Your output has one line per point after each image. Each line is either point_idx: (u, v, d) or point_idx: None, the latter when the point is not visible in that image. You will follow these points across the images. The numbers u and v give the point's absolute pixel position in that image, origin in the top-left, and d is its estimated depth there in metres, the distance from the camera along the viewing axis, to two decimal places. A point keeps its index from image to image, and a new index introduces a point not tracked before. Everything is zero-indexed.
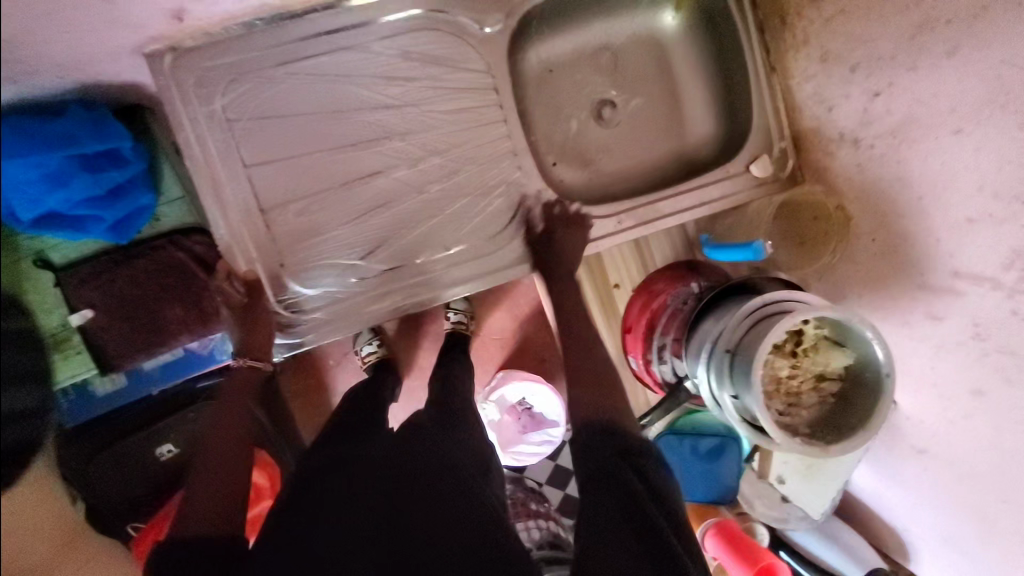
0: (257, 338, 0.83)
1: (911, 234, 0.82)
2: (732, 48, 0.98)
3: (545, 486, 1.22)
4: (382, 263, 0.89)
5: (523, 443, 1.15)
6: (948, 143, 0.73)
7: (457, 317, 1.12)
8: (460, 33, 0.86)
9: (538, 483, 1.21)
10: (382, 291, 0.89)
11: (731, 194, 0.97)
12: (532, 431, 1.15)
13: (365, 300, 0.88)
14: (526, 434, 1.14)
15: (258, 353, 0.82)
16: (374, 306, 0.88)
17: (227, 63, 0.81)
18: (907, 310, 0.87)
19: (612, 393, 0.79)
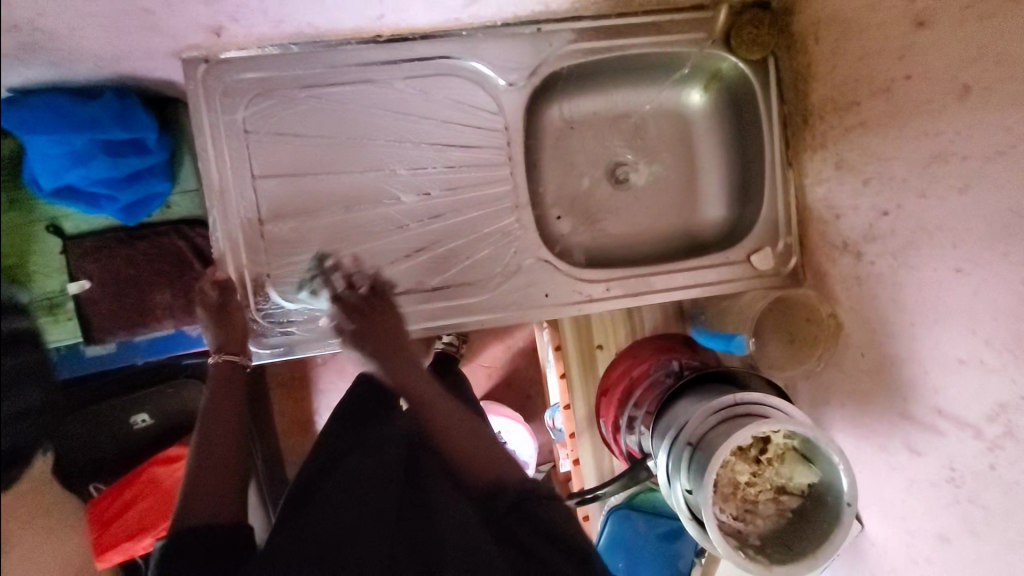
0: (231, 332, 0.83)
1: (900, 360, 0.79)
2: (754, 137, 0.97)
3: None
4: None
5: None
6: (947, 279, 0.70)
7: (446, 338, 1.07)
8: (480, 82, 0.88)
9: None
10: None
11: (727, 281, 0.96)
12: None
13: None
14: None
15: (234, 348, 0.83)
16: None
17: (254, 77, 0.84)
18: (887, 435, 0.83)
19: None
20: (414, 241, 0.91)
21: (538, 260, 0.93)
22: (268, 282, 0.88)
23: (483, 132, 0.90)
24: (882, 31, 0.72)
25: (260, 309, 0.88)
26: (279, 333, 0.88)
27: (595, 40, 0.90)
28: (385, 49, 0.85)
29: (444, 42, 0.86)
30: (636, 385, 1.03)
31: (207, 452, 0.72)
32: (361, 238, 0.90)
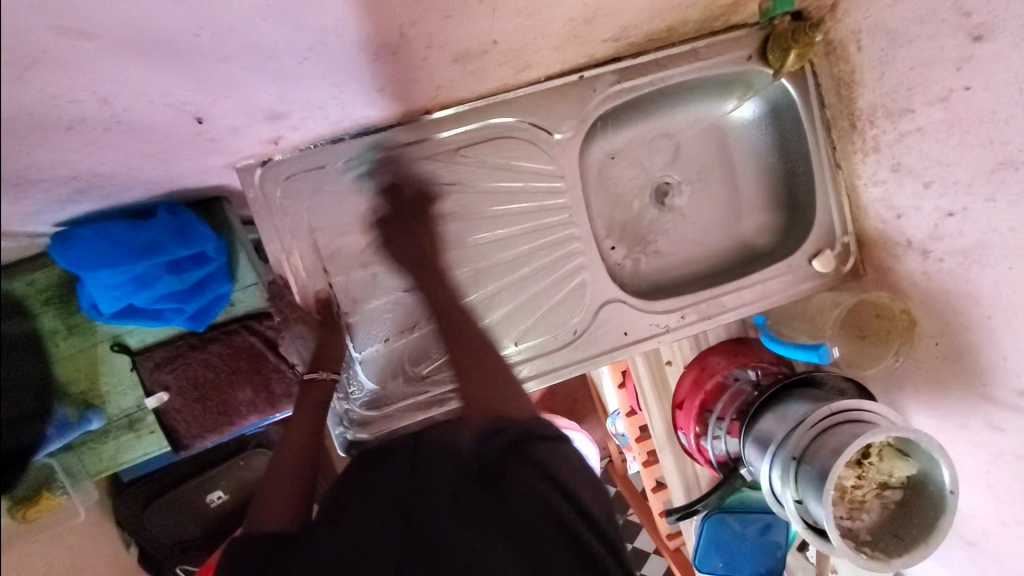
0: (331, 355, 0.86)
1: (976, 349, 0.83)
2: (796, 143, 0.99)
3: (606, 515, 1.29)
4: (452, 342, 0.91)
5: None
6: (1022, 275, 0.73)
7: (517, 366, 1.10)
8: (533, 140, 0.88)
9: None
10: (449, 361, 0.91)
11: (791, 290, 1.00)
12: None
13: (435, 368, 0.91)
14: None
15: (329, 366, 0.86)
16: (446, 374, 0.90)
17: (312, 173, 0.83)
18: (968, 414, 0.88)
19: None
20: (492, 304, 0.91)
21: (609, 300, 0.95)
22: (360, 369, 0.89)
23: (543, 187, 0.91)
24: (936, 41, 0.73)
25: (354, 397, 0.89)
26: (379, 418, 0.89)
27: (636, 77, 0.90)
28: (435, 123, 0.85)
29: (492, 106, 0.86)
30: (712, 395, 1.08)
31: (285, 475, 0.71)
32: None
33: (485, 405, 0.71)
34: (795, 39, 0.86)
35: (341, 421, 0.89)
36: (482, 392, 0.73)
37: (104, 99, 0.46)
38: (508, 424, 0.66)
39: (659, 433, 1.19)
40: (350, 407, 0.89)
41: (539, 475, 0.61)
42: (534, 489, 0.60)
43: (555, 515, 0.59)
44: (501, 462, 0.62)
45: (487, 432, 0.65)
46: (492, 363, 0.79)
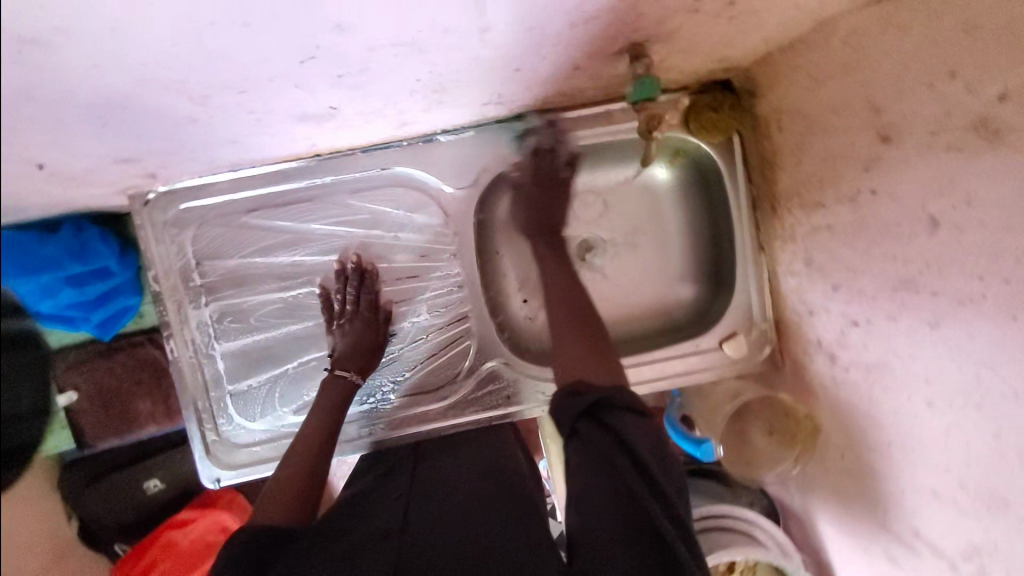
0: (365, 355, 0.85)
1: (875, 474, 0.74)
2: (722, 215, 0.92)
3: None
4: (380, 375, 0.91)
5: None
6: (919, 408, 0.64)
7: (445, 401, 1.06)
8: (426, 191, 0.86)
9: None
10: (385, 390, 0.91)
11: (697, 371, 0.93)
12: None
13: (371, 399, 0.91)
14: None
15: (346, 363, 0.84)
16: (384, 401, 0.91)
17: (202, 205, 0.84)
18: (868, 540, 0.79)
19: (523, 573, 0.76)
20: None
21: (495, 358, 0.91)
22: (230, 402, 0.87)
23: (438, 240, 0.88)
24: (847, 135, 0.65)
25: (221, 430, 0.87)
26: (242, 454, 0.87)
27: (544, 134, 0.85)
28: (324, 165, 0.83)
29: (387, 152, 0.83)
30: None
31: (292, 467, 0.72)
32: (318, 355, 0.88)
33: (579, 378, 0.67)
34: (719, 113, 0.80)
35: (206, 453, 0.86)
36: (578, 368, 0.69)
37: None
38: (584, 388, 0.63)
39: None
40: (217, 439, 0.87)
41: (607, 464, 0.55)
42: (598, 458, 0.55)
43: (627, 488, 0.53)
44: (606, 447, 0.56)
45: (563, 394, 0.63)
46: (600, 344, 0.75)
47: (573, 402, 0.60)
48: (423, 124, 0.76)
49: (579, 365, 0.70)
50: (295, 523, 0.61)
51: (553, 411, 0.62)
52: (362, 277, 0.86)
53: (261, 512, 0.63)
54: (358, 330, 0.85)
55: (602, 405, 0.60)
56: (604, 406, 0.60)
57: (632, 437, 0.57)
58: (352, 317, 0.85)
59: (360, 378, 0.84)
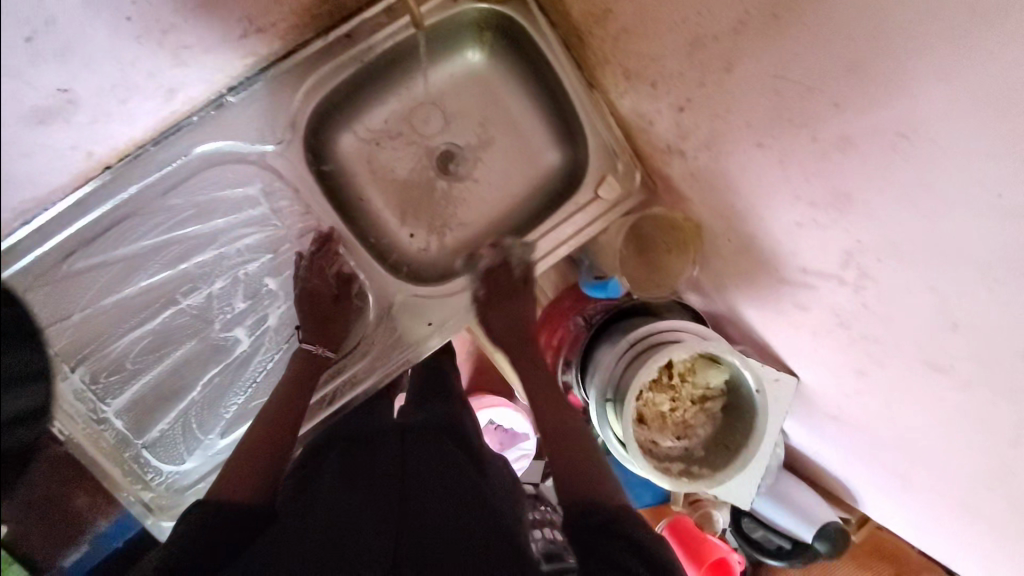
0: (328, 327, 0.84)
1: (756, 236, 0.78)
2: (546, 70, 0.91)
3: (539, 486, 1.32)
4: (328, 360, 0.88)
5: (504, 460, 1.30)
6: (755, 155, 0.68)
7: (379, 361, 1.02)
8: (243, 160, 0.80)
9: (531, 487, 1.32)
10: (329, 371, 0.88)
11: (587, 225, 0.94)
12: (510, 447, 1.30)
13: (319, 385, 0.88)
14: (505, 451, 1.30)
15: (312, 338, 0.83)
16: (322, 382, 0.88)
17: (17, 270, 0.75)
18: (780, 301, 0.84)
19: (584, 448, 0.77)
20: (272, 345, 0.85)
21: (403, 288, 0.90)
22: (149, 454, 0.82)
23: (284, 206, 0.83)
24: None
25: (155, 483, 0.83)
26: (189, 495, 0.83)
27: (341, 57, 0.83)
28: (123, 175, 0.77)
29: (182, 135, 0.78)
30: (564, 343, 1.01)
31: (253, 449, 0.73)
32: (217, 370, 0.84)
33: (578, 486, 0.70)
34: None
35: (149, 510, 0.83)
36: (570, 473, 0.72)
37: None
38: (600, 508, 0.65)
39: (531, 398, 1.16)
40: (155, 492, 0.83)
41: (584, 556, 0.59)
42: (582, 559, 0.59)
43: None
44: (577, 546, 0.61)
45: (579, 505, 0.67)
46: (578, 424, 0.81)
47: (591, 520, 0.64)
48: None
49: (579, 476, 0.71)
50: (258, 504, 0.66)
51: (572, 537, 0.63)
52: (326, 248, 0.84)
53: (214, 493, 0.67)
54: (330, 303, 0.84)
55: (618, 518, 0.64)
56: (625, 521, 0.63)
57: (657, 547, 0.61)
58: (317, 293, 0.83)
59: (325, 351, 0.83)
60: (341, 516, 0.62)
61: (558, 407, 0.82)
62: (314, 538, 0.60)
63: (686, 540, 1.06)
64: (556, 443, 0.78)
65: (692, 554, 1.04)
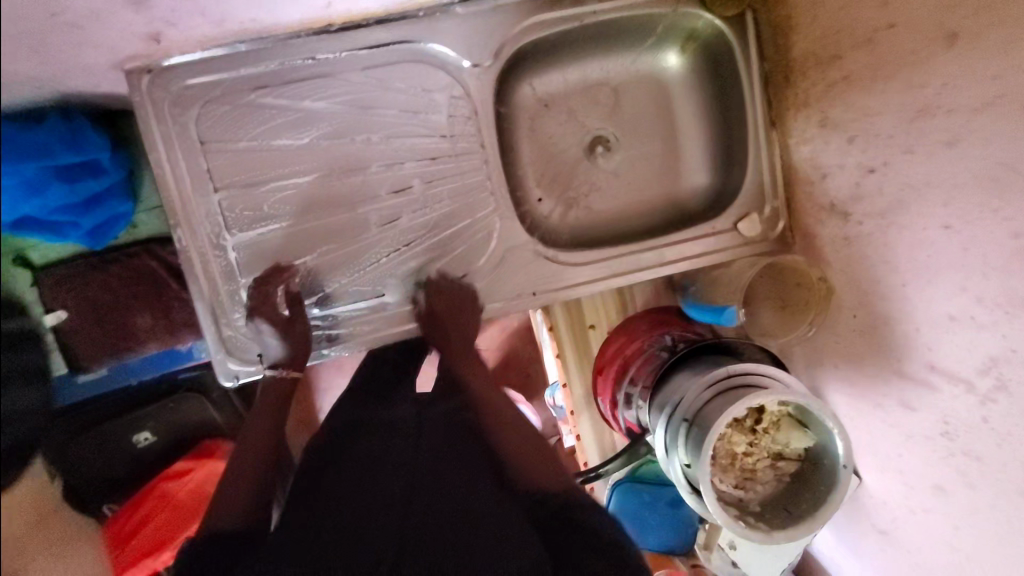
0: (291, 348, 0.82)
1: (891, 319, 0.78)
2: (733, 95, 0.94)
3: None
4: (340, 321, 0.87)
5: None
6: (936, 237, 0.69)
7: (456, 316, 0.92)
8: (441, 66, 0.84)
9: None
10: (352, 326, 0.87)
11: (713, 251, 0.95)
12: None
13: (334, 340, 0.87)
14: None
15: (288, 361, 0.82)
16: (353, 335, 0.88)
17: (205, 82, 0.79)
18: (881, 393, 0.83)
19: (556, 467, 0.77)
20: (388, 245, 0.87)
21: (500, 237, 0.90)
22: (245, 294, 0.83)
23: (462, 122, 0.86)
24: None
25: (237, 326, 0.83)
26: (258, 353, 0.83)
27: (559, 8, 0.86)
28: (339, 41, 0.81)
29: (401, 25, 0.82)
30: (632, 360, 1.03)
31: (243, 459, 0.73)
32: (336, 244, 0.86)
33: (540, 475, 0.75)
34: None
35: (221, 346, 0.83)
36: (532, 460, 0.77)
37: None
38: (563, 496, 0.72)
39: (579, 399, 1.14)
40: (232, 333, 0.83)
41: (556, 520, 0.69)
42: (560, 531, 0.68)
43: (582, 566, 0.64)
44: (556, 527, 0.69)
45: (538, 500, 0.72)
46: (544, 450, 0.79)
47: (546, 507, 0.71)
48: None
49: (541, 477, 0.74)
50: (247, 524, 0.67)
51: (526, 506, 0.73)
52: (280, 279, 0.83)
53: (219, 505, 0.68)
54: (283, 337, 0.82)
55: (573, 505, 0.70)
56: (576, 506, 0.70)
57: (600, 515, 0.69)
58: (274, 329, 0.81)
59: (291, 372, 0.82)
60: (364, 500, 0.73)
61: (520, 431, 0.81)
62: (329, 491, 0.74)
63: None
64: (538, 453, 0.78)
65: None
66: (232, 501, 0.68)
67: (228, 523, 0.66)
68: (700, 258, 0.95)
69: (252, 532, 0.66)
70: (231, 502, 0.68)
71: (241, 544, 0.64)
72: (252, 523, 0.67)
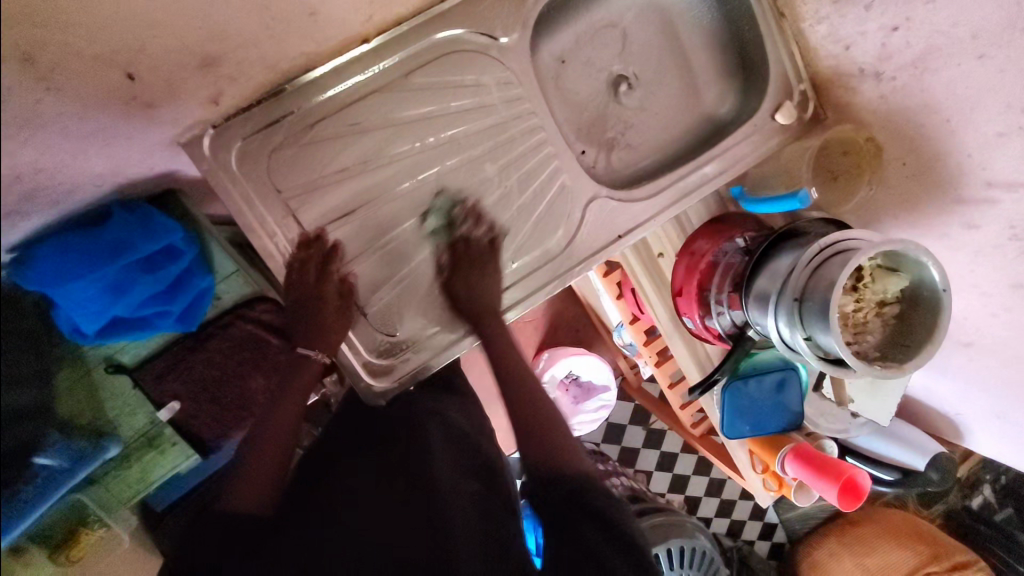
0: (330, 335, 0.82)
1: (942, 155, 0.87)
2: (735, 0, 0.99)
3: (603, 445, 1.56)
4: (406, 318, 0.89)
5: (580, 411, 1.41)
6: (971, 68, 0.79)
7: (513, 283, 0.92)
8: (477, 48, 0.85)
9: (596, 444, 1.55)
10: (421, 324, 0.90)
11: (762, 147, 1.00)
12: (587, 400, 1.41)
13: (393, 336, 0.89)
14: (582, 404, 1.40)
15: (320, 347, 0.82)
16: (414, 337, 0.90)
17: (264, 131, 0.79)
18: (944, 223, 0.93)
19: (565, 434, 0.78)
20: (475, 234, 0.90)
21: (567, 194, 0.93)
22: (371, 320, 0.88)
23: (507, 97, 0.89)
24: None
25: (377, 344, 0.88)
26: (404, 358, 0.89)
27: None
28: (378, 55, 0.82)
29: (430, 20, 0.83)
30: (709, 272, 1.11)
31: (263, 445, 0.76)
32: (441, 243, 0.89)
33: (557, 465, 0.75)
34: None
35: (361, 373, 0.87)
36: (543, 433, 0.78)
37: None
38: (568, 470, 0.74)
39: (667, 325, 1.21)
40: (368, 357, 0.87)
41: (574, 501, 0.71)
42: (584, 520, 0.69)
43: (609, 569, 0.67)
44: (579, 505, 0.71)
45: (564, 482, 0.73)
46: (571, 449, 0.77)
47: (559, 486, 0.72)
48: None
49: (547, 457, 0.75)
50: (260, 509, 0.71)
51: (533, 483, 0.74)
52: (322, 254, 0.82)
53: (232, 489, 0.71)
54: (297, 312, 0.81)
55: (588, 489, 0.73)
56: (597, 497, 0.72)
57: (615, 517, 0.71)
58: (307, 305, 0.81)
59: (322, 356, 0.82)
60: (379, 522, 0.71)
61: (547, 440, 0.77)
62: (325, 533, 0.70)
63: (814, 463, 1.11)
64: (532, 428, 0.78)
65: (825, 473, 1.10)
66: (246, 492, 0.72)
67: (239, 505, 0.70)
68: (750, 161, 1.00)
69: (258, 519, 0.70)
70: (243, 492, 0.72)
71: (250, 542, 0.67)
72: (260, 512, 0.71)
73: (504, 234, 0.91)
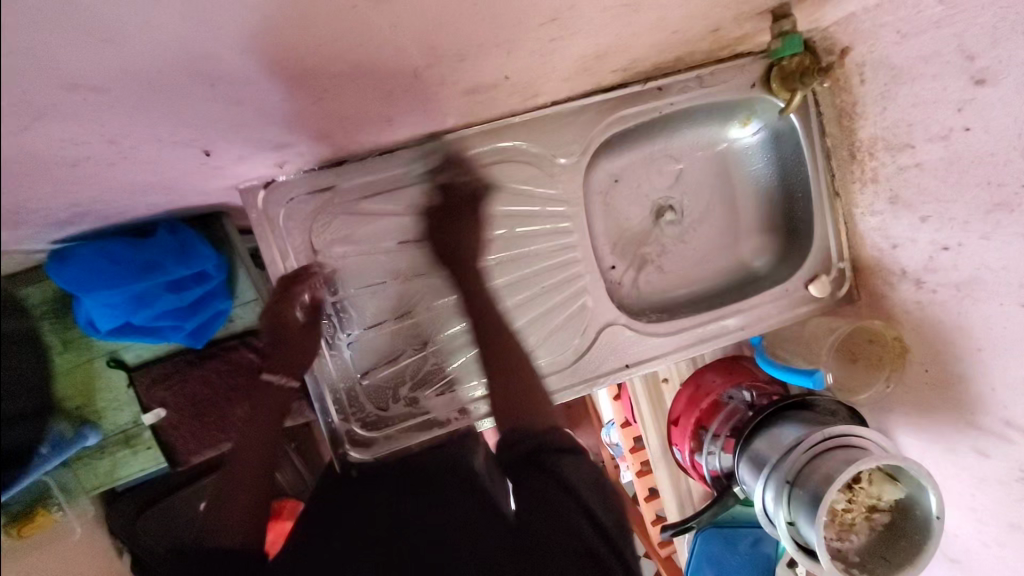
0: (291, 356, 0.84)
1: (967, 378, 0.84)
2: (795, 169, 1.01)
3: None
4: (404, 363, 0.91)
5: None
6: (1014, 312, 0.76)
7: (516, 380, 0.93)
8: (534, 160, 0.90)
9: None
10: (414, 360, 0.91)
11: (788, 311, 1.02)
12: None
13: (387, 374, 0.90)
14: None
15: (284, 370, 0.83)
16: (406, 387, 0.91)
17: (322, 196, 0.84)
18: (955, 441, 0.89)
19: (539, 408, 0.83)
20: None
21: (584, 310, 0.95)
22: (362, 389, 0.90)
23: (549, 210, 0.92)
24: (939, 81, 0.76)
25: (365, 410, 0.90)
26: (393, 412, 0.91)
27: (627, 105, 0.92)
28: (440, 148, 0.86)
29: (498, 130, 0.88)
30: (707, 411, 1.10)
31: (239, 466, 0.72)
32: (458, 327, 0.91)
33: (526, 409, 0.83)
34: (802, 81, 0.89)
35: (342, 440, 0.88)
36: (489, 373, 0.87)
37: (112, 140, 0.50)
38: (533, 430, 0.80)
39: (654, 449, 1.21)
40: (350, 424, 0.89)
41: (534, 459, 0.77)
42: (538, 469, 0.75)
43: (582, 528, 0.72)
44: (540, 465, 0.76)
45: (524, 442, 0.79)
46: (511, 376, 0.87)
47: (522, 440, 0.79)
48: (549, 84, 0.81)
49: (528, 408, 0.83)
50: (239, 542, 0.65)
51: (503, 452, 0.79)
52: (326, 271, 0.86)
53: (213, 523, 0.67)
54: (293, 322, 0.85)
55: (537, 450, 0.78)
56: (551, 453, 0.77)
57: (569, 474, 0.76)
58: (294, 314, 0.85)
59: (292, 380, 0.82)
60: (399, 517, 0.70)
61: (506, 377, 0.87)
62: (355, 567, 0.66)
63: None
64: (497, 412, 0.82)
65: None
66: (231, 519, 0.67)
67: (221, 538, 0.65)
68: (773, 322, 1.01)
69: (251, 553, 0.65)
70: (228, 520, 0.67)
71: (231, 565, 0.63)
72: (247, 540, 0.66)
73: (516, 338, 0.93)
